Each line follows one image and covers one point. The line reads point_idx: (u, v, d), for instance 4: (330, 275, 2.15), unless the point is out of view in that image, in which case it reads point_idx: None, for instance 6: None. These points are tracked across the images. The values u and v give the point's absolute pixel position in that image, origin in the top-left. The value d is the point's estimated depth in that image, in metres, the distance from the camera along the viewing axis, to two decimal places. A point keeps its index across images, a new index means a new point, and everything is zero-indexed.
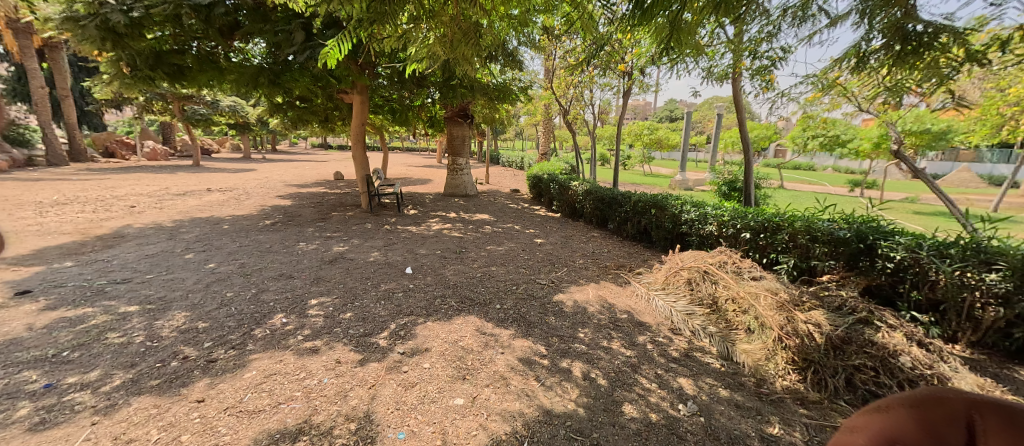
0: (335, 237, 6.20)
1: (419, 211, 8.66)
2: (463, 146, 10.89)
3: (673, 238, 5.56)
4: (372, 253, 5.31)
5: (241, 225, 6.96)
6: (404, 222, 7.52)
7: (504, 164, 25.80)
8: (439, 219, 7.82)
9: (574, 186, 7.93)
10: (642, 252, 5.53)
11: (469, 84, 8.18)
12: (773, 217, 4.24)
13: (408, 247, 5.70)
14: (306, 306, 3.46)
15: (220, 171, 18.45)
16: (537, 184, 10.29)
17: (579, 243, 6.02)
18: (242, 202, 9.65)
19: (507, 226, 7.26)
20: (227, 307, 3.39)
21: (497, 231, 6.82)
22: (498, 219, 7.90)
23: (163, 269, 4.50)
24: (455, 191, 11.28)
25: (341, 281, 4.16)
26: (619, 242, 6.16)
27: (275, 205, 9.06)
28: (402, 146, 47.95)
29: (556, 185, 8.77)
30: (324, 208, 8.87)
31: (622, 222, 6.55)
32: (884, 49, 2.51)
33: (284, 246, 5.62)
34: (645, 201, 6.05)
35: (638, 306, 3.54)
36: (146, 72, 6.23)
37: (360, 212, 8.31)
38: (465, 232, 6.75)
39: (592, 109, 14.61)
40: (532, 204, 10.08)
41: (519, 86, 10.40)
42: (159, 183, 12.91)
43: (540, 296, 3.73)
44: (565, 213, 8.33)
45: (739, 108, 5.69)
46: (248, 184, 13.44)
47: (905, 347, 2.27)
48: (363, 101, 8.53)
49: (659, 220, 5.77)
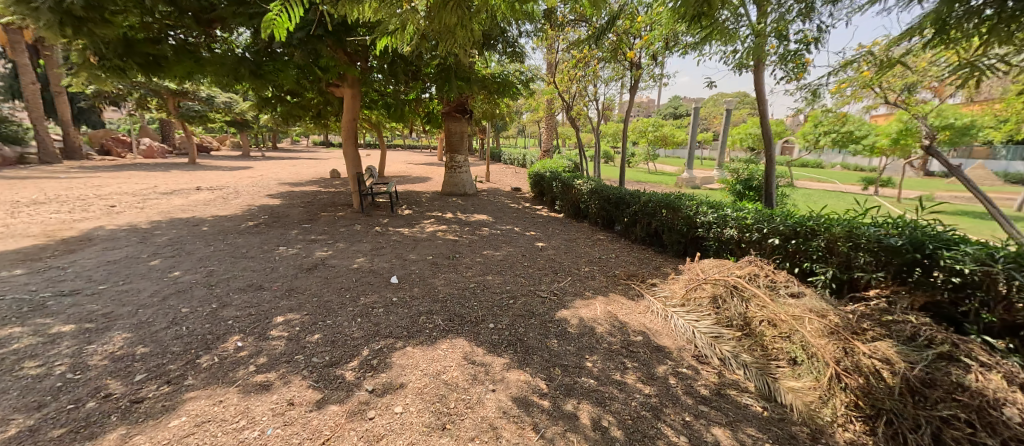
0: (320, 239, 5.74)
1: (414, 211, 8.19)
2: (462, 143, 10.41)
3: (688, 243, 5.06)
4: (357, 259, 4.84)
5: (222, 226, 6.51)
6: (397, 223, 7.06)
7: (506, 161, 25.28)
8: (434, 220, 7.34)
9: (577, 184, 7.44)
10: (653, 258, 5.03)
11: (467, 76, 7.72)
12: (806, 221, 3.73)
13: (397, 251, 5.23)
14: (269, 326, 2.99)
15: (215, 170, 18.05)
16: (539, 182, 9.79)
17: (584, 247, 5.53)
18: (229, 201, 9.20)
19: (507, 228, 6.76)
20: (176, 327, 2.93)
21: (495, 233, 6.33)
22: (497, 220, 7.41)
23: (121, 278, 4.05)
24: (454, 189, 10.79)
25: (317, 293, 3.69)
26: (628, 246, 5.67)
27: (263, 205, 8.61)
28: (403, 144, 47.56)
29: (559, 183, 8.28)
30: (314, 208, 8.42)
31: (631, 223, 6.05)
32: (973, 17, 2.01)
33: (262, 249, 5.16)
34: (656, 201, 5.55)
35: (653, 325, 3.04)
36: (115, 62, 5.78)
37: (351, 213, 7.86)
38: (461, 234, 6.27)
39: (596, 104, 14.06)
40: (533, 203, 9.58)
41: (520, 79, 9.88)
42: (149, 181, 12.50)
43: (541, 313, 3.24)
44: (568, 213, 7.83)
45: (761, 99, 5.17)
46: (241, 182, 13.02)
47: (1010, 396, 1.73)
48: (355, 95, 8.09)
49: (672, 222, 5.26)
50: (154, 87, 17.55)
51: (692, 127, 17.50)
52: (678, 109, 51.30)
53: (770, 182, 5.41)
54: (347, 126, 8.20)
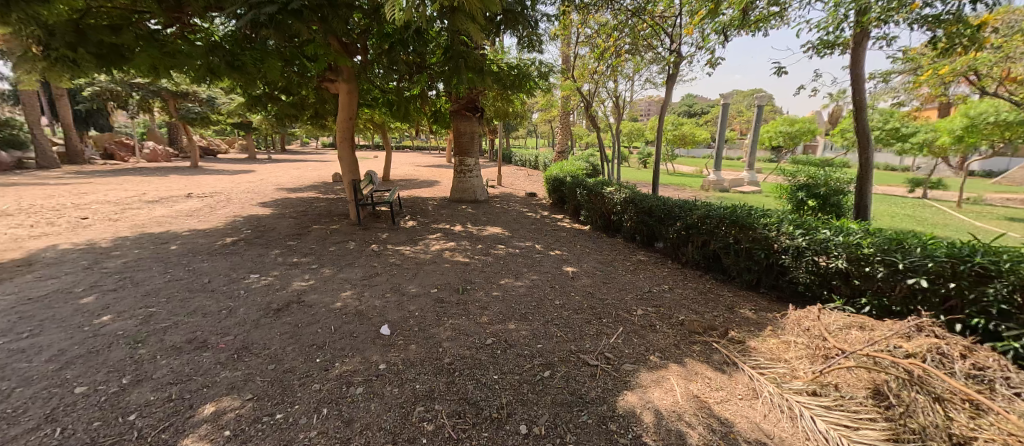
0: (304, 262, 4.76)
1: (418, 223, 7.19)
2: (472, 144, 9.39)
3: (763, 270, 3.93)
4: (342, 294, 3.82)
5: (194, 244, 5.56)
6: (398, 239, 6.04)
7: (517, 162, 24.23)
8: (441, 235, 6.30)
9: (608, 192, 6.34)
10: (720, 292, 3.91)
11: (478, 65, 6.66)
12: (971, 255, 2.61)
13: (394, 281, 4.21)
14: (187, 428, 1.97)
15: (216, 173, 17.37)
16: (559, 188, 8.70)
17: (626, 274, 4.43)
18: (215, 211, 8.28)
19: (527, 246, 5.69)
20: (44, 433, 1.93)
21: (513, 254, 5.26)
22: (514, 235, 6.33)
23: (30, 326, 3.09)
24: (463, 196, 9.73)
25: (276, 355, 2.67)
26: (678, 273, 4.55)
27: (250, 215, 7.68)
28: (412, 146, 46.87)
29: (584, 191, 7.19)
30: (307, 219, 7.46)
31: (678, 242, 4.93)
32: None
33: (228, 279, 4.17)
34: (716, 216, 4.42)
35: (779, 431, 1.92)
36: (63, 51, 4.93)
37: (347, 225, 6.88)
38: (474, 254, 5.22)
39: (616, 100, 12.89)
40: (553, 212, 8.50)
41: (538, 72, 8.79)
42: (140, 188, 11.69)
43: (595, 400, 2.17)
44: (596, 225, 6.73)
45: (858, 86, 4.04)
46: (236, 188, 12.18)
47: None
48: (350, 91, 7.10)
49: (739, 245, 4.13)
50: (153, 88, 16.87)
51: (719, 126, 16.19)
52: (692, 108, 49.64)
53: (863, 193, 4.29)
54: (344, 127, 7.24)
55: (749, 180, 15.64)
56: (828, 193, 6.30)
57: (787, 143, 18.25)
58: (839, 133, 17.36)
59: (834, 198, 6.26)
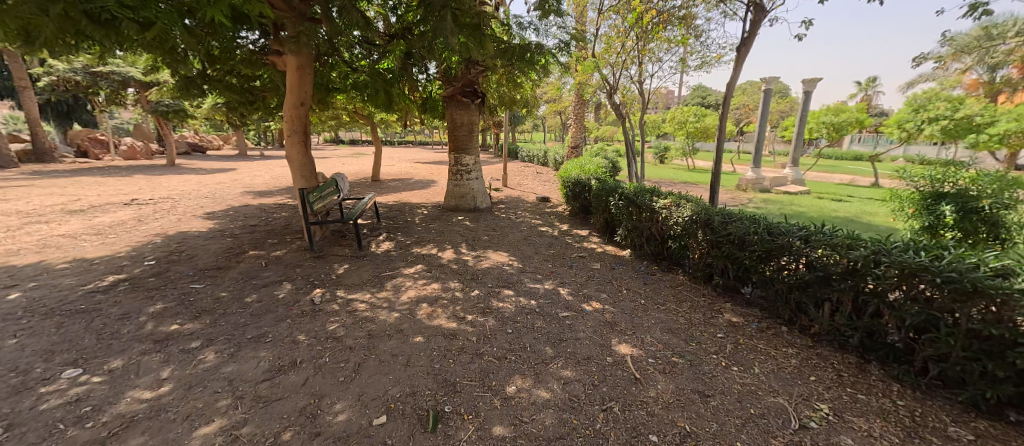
0: (180, 336, 2.85)
1: (395, 246, 5.28)
2: (471, 137, 7.47)
3: (1021, 382, 2.02)
4: (191, 437, 1.92)
5: (46, 292, 3.68)
6: (357, 277, 4.12)
7: (525, 159, 22.29)
8: (421, 270, 4.38)
9: (661, 206, 4.40)
10: (944, 430, 1.97)
11: (475, 18, 4.70)
12: None
13: (314, 389, 2.31)
14: None
15: (189, 172, 15.66)
16: (582, 193, 6.78)
17: (731, 367, 2.50)
18: (139, 226, 6.42)
19: (548, 291, 3.75)
20: None
21: (527, 311, 3.33)
22: (526, 269, 4.40)
23: None
24: (460, 203, 7.76)
25: None
26: (819, 359, 2.62)
27: (176, 234, 5.82)
28: (415, 141, 45.38)
29: (621, 200, 5.27)
30: (247, 240, 5.57)
31: (803, 302, 2.96)
32: None
33: (8, 388, 2.27)
34: (893, 269, 2.46)
35: None
36: None
37: (294, 251, 4.98)
38: (465, 313, 3.30)
39: (640, 89, 10.91)
40: (574, 226, 6.55)
41: (557, 45, 6.80)
42: (81, 192, 9.89)
43: None
44: (641, 252, 4.77)
45: None
46: (197, 191, 10.39)
47: None
48: (302, 67, 5.20)
49: (963, 331, 2.18)
50: (119, 78, 15.11)
51: (758, 114, 14.08)
52: (709, 99, 47.02)
53: None
54: (294, 116, 5.31)
55: (793, 179, 13.58)
56: (991, 208, 4.26)
57: (831, 135, 16.17)
58: (895, 123, 15.17)
59: (997, 216, 4.25)
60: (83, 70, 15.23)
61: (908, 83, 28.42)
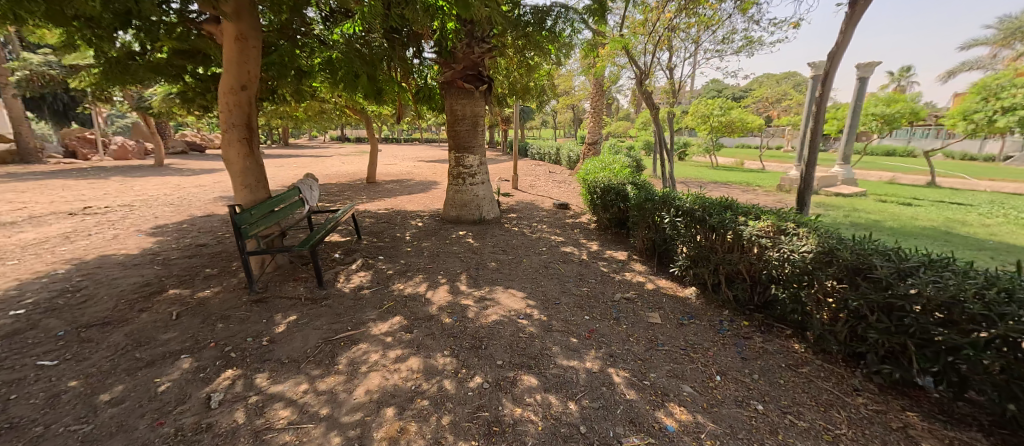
0: None
1: (368, 280, 3.86)
2: (474, 132, 6.04)
3: None
4: None
5: None
6: (297, 344, 2.71)
7: (535, 156, 20.85)
8: (395, 327, 2.95)
9: (755, 234, 2.94)
10: None
11: None
12: None
13: None
14: None
15: (173, 174, 14.51)
16: (615, 203, 5.32)
17: None
18: (58, 246, 5.10)
19: (594, 380, 2.30)
20: None
21: (566, 433, 1.89)
22: (554, 327, 2.95)
23: None
24: (462, 214, 6.35)
25: None
26: None
27: (93, 259, 4.48)
28: (420, 138, 44.26)
29: (679, 218, 3.80)
30: (178, 268, 4.20)
31: None
32: None
33: None
34: None
35: None
36: None
37: (228, 290, 3.60)
38: (456, 438, 1.87)
39: (669, 77, 9.40)
40: (606, 245, 5.07)
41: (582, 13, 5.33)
42: (35, 198, 8.71)
43: None
44: (717, 296, 3.29)
45: None
46: (165, 197, 9.14)
47: None
48: (241, 35, 3.79)
49: None
50: None
51: None
52: (727, 92, 44.83)
53: None
54: (233, 104, 3.94)
55: (843, 178, 11.89)
56: None
57: (880, 128, 14.48)
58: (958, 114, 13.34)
59: None
60: (59, 63, 14.47)
61: (949, 72, 26.32)
